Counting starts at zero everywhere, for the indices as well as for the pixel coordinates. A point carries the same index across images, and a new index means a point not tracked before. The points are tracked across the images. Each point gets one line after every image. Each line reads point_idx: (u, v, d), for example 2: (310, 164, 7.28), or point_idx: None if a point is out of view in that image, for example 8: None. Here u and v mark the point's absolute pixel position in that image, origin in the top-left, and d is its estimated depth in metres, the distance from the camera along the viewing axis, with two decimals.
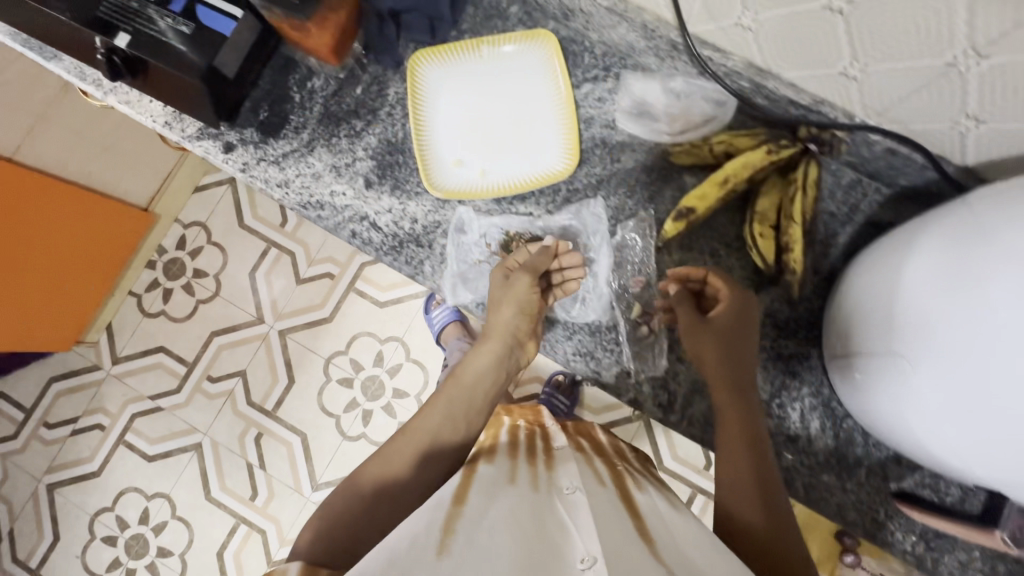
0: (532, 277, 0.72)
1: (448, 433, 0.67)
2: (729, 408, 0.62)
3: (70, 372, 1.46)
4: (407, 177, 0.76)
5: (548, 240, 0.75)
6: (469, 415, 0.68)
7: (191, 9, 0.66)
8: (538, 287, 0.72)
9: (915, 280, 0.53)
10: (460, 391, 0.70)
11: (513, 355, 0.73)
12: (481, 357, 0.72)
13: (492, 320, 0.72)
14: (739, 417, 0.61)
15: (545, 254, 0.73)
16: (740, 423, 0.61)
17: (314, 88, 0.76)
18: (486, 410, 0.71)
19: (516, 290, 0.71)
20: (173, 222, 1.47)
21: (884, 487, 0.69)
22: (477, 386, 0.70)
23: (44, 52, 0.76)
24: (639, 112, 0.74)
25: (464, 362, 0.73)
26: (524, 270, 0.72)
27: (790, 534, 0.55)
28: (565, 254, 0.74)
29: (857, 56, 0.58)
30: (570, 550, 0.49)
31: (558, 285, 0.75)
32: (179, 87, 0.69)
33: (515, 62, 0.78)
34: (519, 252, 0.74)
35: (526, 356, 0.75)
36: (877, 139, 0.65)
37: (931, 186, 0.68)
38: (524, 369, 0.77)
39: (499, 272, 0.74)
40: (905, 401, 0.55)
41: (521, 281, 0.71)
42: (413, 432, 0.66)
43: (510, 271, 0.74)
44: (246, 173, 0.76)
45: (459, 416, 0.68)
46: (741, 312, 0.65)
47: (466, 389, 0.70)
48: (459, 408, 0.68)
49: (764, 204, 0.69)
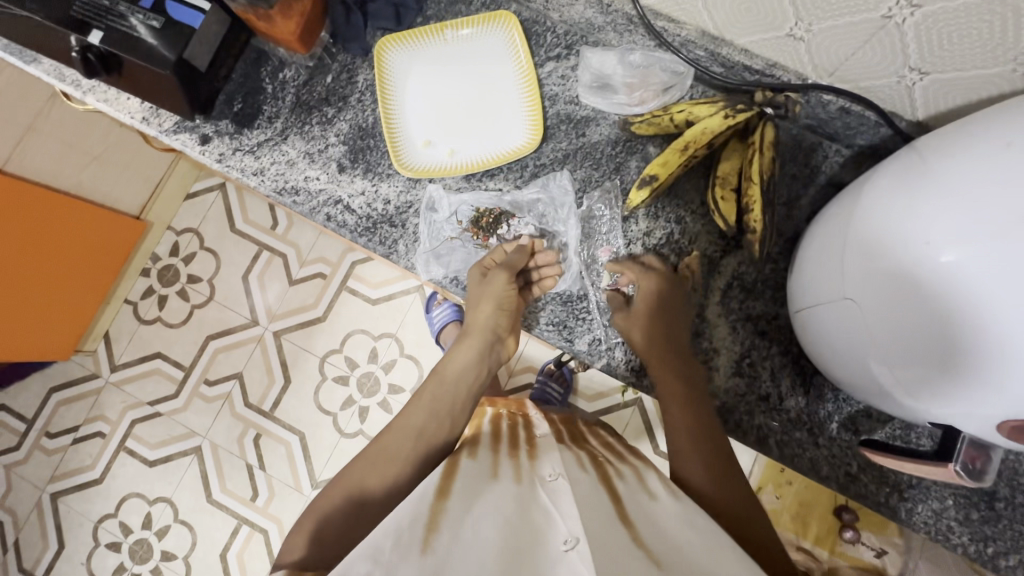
0: (509, 275, 0.75)
1: (434, 430, 0.68)
2: (670, 388, 0.66)
3: (70, 382, 1.48)
4: (378, 160, 0.78)
5: (524, 239, 0.79)
6: (453, 410, 0.70)
7: (161, 4, 0.68)
8: (515, 284, 0.75)
9: (864, 226, 0.55)
10: (442, 387, 0.71)
11: (493, 350, 0.76)
12: (463, 354, 0.74)
13: (471, 317, 0.75)
14: (683, 395, 0.66)
15: (522, 253, 0.78)
16: (680, 400, 0.66)
17: (285, 78, 0.79)
18: (472, 404, 0.72)
19: (493, 290, 0.74)
20: (166, 230, 1.50)
21: (855, 441, 0.71)
22: (460, 382, 0.72)
23: (24, 56, 0.78)
24: (600, 86, 0.76)
25: (446, 359, 0.75)
26: (503, 268, 0.75)
27: (747, 500, 0.60)
28: (540, 254, 0.78)
29: (801, 16, 0.60)
30: (553, 535, 0.51)
31: (537, 282, 0.78)
32: (153, 81, 0.71)
33: (479, 44, 0.81)
34: (496, 252, 0.78)
35: (506, 351, 0.78)
36: (830, 99, 0.67)
37: (887, 144, 0.70)
38: (508, 361, 0.80)
39: (476, 271, 0.77)
40: (861, 344, 0.57)
41: (498, 278, 0.74)
42: (400, 430, 0.68)
43: (488, 269, 0.77)
44: (222, 164, 0.78)
45: (443, 412, 0.69)
46: (660, 295, 0.71)
47: (448, 385, 0.72)
48: (442, 405, 0.70)
49: (726, 167, 0.70)
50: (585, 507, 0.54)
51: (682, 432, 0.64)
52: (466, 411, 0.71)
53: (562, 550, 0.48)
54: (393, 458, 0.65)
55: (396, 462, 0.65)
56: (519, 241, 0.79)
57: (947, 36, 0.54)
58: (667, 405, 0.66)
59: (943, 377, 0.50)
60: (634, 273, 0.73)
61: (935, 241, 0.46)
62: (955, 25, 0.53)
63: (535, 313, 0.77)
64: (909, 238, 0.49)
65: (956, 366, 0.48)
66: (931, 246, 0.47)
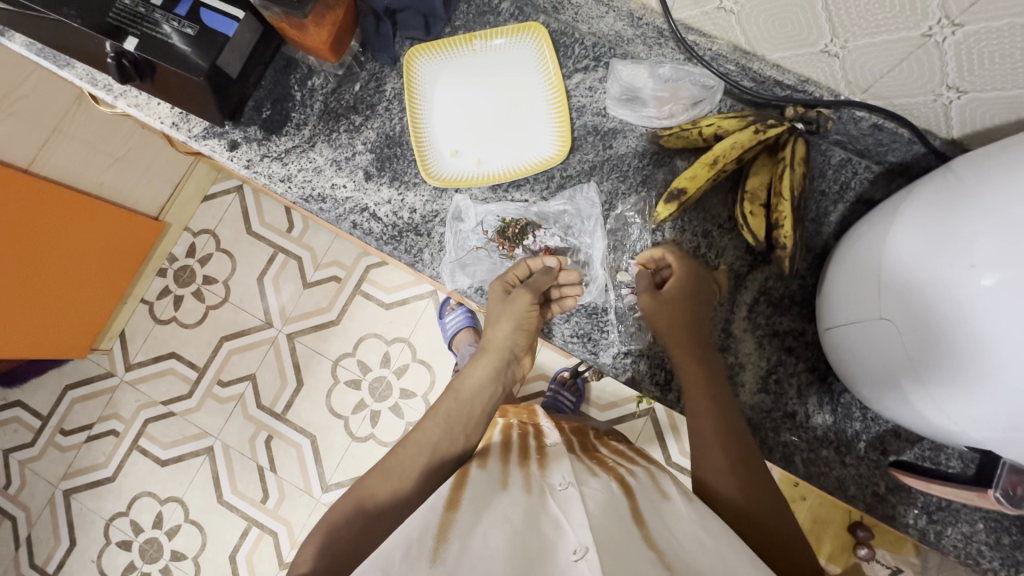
0: (535, 295, 0.73)
1: (448, 445, 0.68)
2: (702, 400, 0.65)
3: (84, 380, 1.50)
4: (405, 168, 0.78)
5: (551, 260, 0.77)
6: (468, 425, 0.70)
7: (195, 11, 0.69)
8: (537, 304, 0.74)
9: (899, 245, 0.54)
10: (457, 405, 0.70)
11: (509, 369, 0.75)
12: (478, 370, 0.73)
13: (489, 335, 0.74)
14: (712, 411, 0.64)
15: (549, 274, 0.76)
16: (712, 407, 0.64)
17: (314, 86, 0.79)
18: (484, 422, 0.71)
19: (516, 309, 0.73)
20: (183, 230, 1.51)
21: (883, 460, 0.70)
22: (475, 399, 0.71)
23: (58, 60, 0.79)
24: (628, 98, 0.76)
25: (462, 374, 0.74)
26: (527, 288, 0.73)
27: (774, 514, 0.59)
28: (564, 272, 0.77)
29: (837, 33, 0.59)
30: (562, 543, 0.52)
31: (556, 300, 0.76)
32: (184, 87, 0.72)
33: (507, 55, 0.81)
34: (519, 269, 0.77)
35: (521, 367, 0.78)
36: (863, 115, 0.67)
37: (920, 161, 0.69)
38: (522, 380, 0.79)
39: (499, 287, 0.75)
40: (897, 365, 0.56)
41: (521, 299, 0.72)
42: (414, 445, 0.67)
43: (511, 286, 0.76)
44: (251, 170, 0.79)
45: (458, 429, 0.69)
46: (696, 298, 0.70)
47: (464, 402, 0.71)
48: (457, 422, 0.69)
49: (754, 182, 0.69)
50: (596, 516, 0.54)
51: (713, 442, 0.62)
52: (480, 427, 0.71)
53: (572, 560, 0.49)
54: (411, 468, 0.65)
55: (410, 472, 0.65)
56: (545, 261, 0.78)
57: (988, 56, 0.54)
58: (696, 421, 0.64)
59: (978, 400, 0.49)
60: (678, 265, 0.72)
61: (978, 265, 0.46)
62: (998, 45, 0.52)
63: (552, 322, 0.76)
64: (946, 262, 0.49)
65: (997, 392, 0.47)
66: (974, 270, 0.46)
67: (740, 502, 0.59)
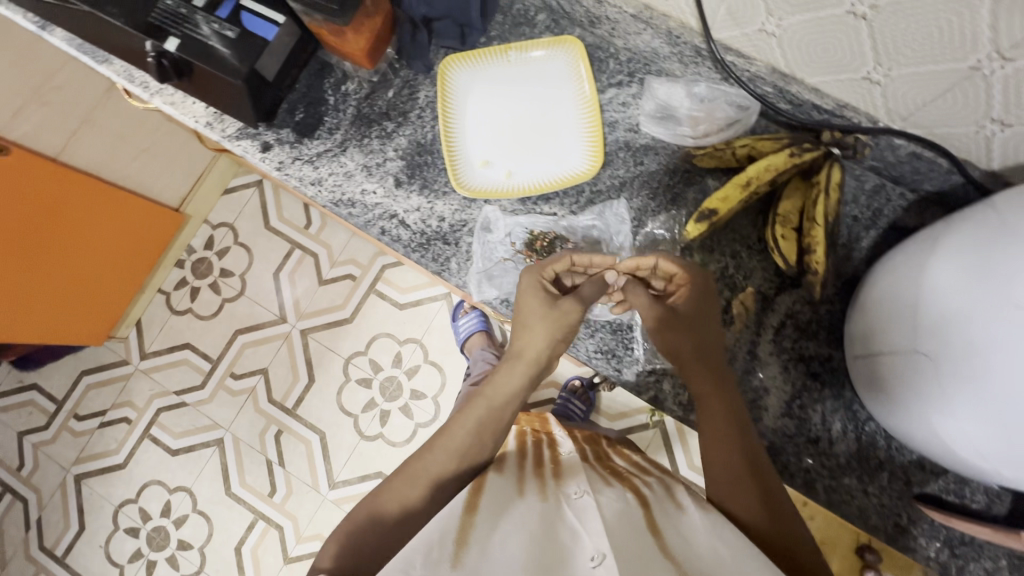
0: (582, 308, 0.70)
1: (475, 451, 0.67)
2: (724, 433, 0.63)
3: (100, 366, 1.52)
4: (435, 177, 0.79)
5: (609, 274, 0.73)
6: (498, 429, 0.69)
7: (236, 15, 0.70)
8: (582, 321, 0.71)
9: (938, 280, 0.53)
10: (488, 412, 0.69)
11: (541, 376, 0.73)
12: (514, 377, 0.71)
13: (524, 341, 0.71)
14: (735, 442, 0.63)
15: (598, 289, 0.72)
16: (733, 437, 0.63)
17: (347, 91, 0.80)
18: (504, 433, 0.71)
19: (564, 320, 0.70)
20: (202, 223, 1.54)
21: (907, 492, 0.69)
22: (506, 406, 0.70)
23: (97, 56, 0.81)
24: (662, 116, 0.76)
25: (492, 379, 0.72)
26: (575, 298, 0.70)
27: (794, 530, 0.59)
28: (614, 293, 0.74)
29: (880, 60, 0.59)
30: (579, 550, 0.52)
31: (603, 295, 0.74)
32: (221, 88, 0.72)
33: (542, 67, 0.81)
34: (558, 261, 0.72)
35: (551, 367, 0.74)
36: (901, 143, 0.66)
37: (957, 191, 0.68)
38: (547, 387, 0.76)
39: (535, 280, 0.71)
40: (932, 401, 0.55)
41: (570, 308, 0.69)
42: (440, 450, 0.67)
43: (545, 279, 0.72)
44: (282, 172, 0.79)
45: (488, 430, 0.68)
46: (704, 334, 0.67)
47: (497, 408, 0.69)
48: (488, 426, 0.68)
49: (786, 206, 0.69)
50: (611, 524, 0.54)
51: (741, 475, 0.61)
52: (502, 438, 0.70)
53: (589, 566, 0.50)
54: (429, 477, 0.65)
55: (429, 481, 0.65)
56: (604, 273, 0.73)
57: None
58: (720, 452, 0.63)
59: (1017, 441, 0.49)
60: (686, 286, 0.70)
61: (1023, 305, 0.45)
62: None
63: (588, 318, 0.76)
64: (985, 297, 0.48)
65: None
66: (1018, 310, 0.45)
67: (754, 520, 0.59)
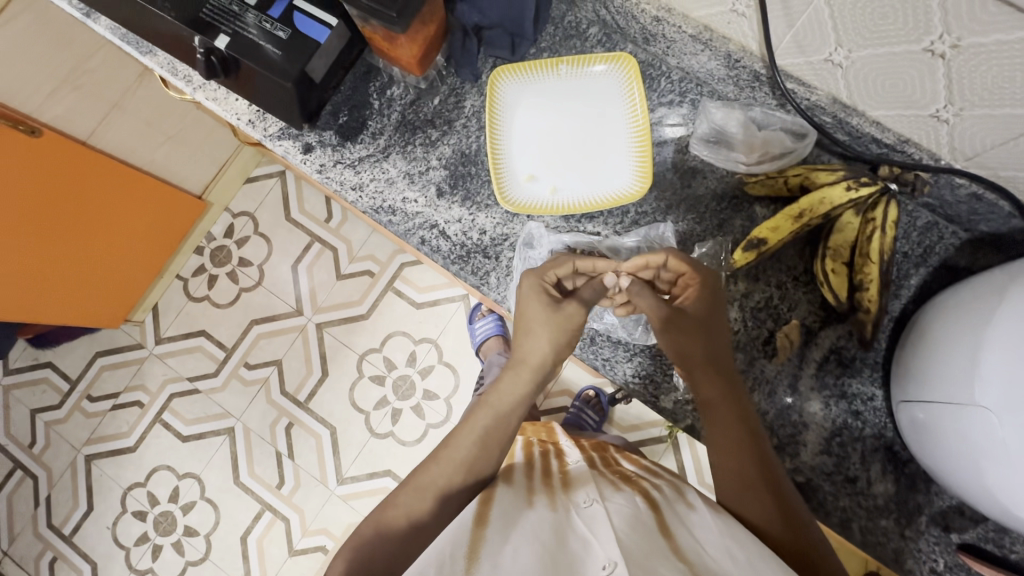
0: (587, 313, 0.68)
1: (481, 464, 0.66)
2: (737, 438, 0.62)
3: (116, 348, 1.52)
4: (478, 189, 0.78)
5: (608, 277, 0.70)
6: (503, 442, 0.67)
7: (289, 16, 0.68)
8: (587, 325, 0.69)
9: (1008, 325, 0.52)
10: (494, 421, 0.67)
11: (544, 382, 0.70)
12: (518, 385, 0.68)
13: (526, 348, 0.69)
14: (749, 448, 0.62)
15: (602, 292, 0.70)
16: (744, 443, 0.62)
17: (393, 96, 0.79)
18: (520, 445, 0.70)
19: (565, 322, 0.68)
20: (223, 210, 1.53)
21: (946, 538, 0.68)
22: (511, 415, 0.68)
23: (140, 46, 0.79)
24: (716, 140, 0.74)
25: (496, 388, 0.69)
26: (579, 302, 0.68)
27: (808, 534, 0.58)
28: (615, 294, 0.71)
29: (953, 99, 0.57)
30: (590, 560, 0.51)
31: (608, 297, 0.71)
32: (267, 87, 0.71)
33: (594, 82, 0.79)
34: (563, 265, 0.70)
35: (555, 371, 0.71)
36: (962, 182, 0.64)
37: (1015, 234, 0.67)
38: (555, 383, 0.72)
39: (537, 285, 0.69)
40: (985, 450, 0.54)
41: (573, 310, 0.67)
42: (447, 462, 0.65)
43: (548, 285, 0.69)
44: (323, 174, 0.79)
45: (495, 445, 0.66)
46: (712, 335, 0.66)
47: (504, 420, 0.67)
48: (493, 440, 0.66)
49: (839, 240, 0.68)
50: (622, 531, 0.53)
51: (758, 484, 0.60)
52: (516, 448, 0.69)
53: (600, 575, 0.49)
54: (451, 492, 0.64)
55: (453, 496, 0.64)
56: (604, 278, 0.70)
57: None
58: (732, 459, 0.62)
59: None
60: (693, 286, 0.67)
61: None
62: None
63: (595, 330, 0.75)
64: None
65: None
66: None
67: (768, 524, 0.58)
